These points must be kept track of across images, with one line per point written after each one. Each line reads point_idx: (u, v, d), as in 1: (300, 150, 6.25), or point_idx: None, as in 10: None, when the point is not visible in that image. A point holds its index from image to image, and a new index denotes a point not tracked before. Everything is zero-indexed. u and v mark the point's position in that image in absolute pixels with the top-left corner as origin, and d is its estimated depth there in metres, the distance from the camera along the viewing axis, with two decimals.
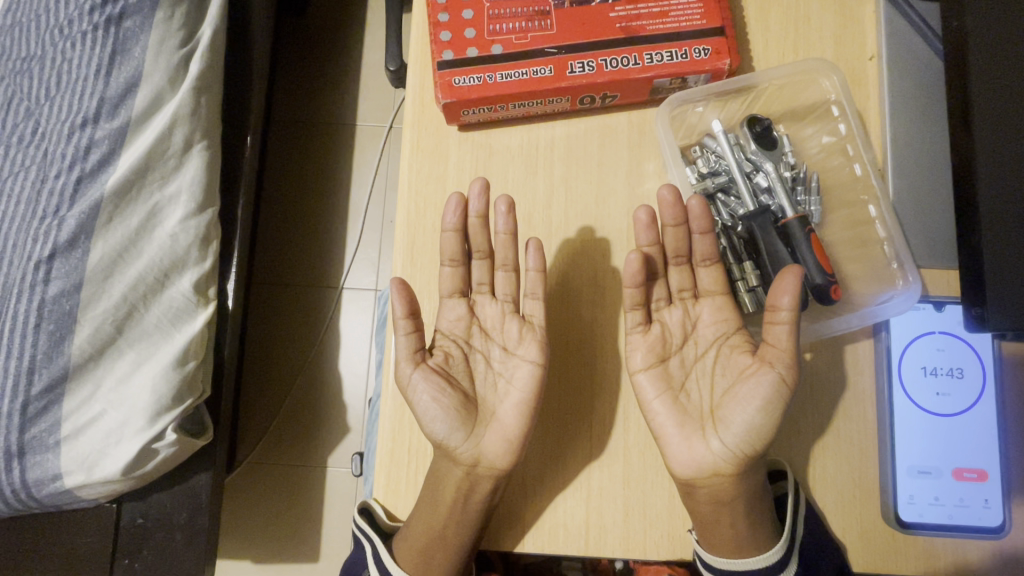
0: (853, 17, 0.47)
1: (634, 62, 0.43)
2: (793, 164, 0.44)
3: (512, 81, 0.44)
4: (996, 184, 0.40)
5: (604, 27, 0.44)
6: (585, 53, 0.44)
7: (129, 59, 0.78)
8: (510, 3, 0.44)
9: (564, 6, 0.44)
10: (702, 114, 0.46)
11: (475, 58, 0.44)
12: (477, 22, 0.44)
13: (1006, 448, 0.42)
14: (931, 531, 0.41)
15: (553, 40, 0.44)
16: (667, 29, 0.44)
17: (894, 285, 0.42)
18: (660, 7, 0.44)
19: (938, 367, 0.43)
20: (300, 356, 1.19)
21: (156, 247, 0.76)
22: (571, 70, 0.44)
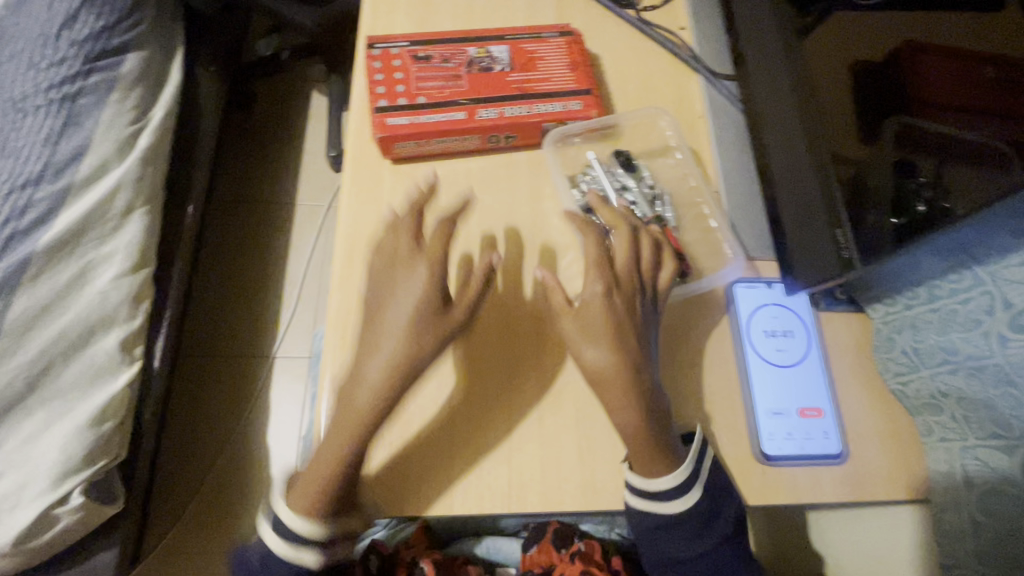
0: (684, 87, 0.65)
1: (527, 110, 0.57)
2: (651, 184, 0.59)
3: (434, 121, 0.56)
4: (787, 193, 0.57)
5: (503, 86, 0.58)
6: (489, 103, 0.57)
7: (79, 130, 0.87)
8: (432, 69, 0.59)
9: (473, 72, 0.59)
10: (578, 148, 0.61)
11: (405, 105, 0.56)
12: (406, 80, 0.58)
13: (832, 389, 0.53)
14: (790, 462, 0.50)
15: (464, 95, 0.58)
16: (549, 89, 0.59)
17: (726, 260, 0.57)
18: (545, 74, 0.60)
19: (775, 329, 0.55)
20: (225, 427, 1.14)
21: (84, 305, 0.82)
22: (480, 115, 0.57)
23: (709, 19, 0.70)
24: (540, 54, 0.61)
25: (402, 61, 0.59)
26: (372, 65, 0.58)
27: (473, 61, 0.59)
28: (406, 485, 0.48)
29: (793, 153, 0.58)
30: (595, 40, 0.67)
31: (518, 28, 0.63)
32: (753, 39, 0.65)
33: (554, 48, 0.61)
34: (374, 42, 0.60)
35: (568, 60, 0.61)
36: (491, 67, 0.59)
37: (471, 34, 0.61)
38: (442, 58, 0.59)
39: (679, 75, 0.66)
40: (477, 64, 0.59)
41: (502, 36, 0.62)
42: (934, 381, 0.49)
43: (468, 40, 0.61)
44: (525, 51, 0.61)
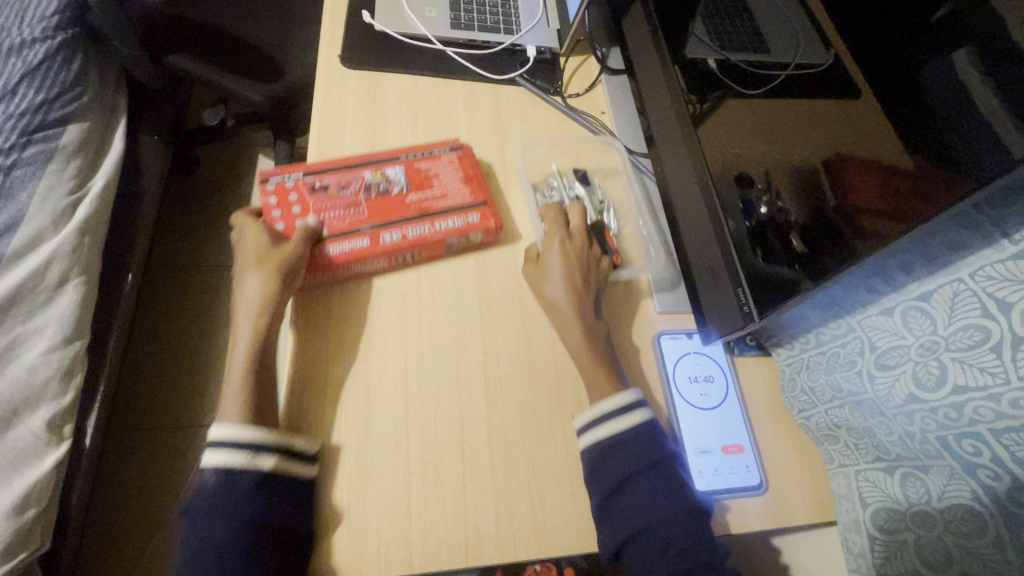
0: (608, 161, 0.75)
1: (429, 228, 0.61)
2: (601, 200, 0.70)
3: (338, 251, 0.58)
4: (698, 255, 0.67)
5: (403, 207, 0.61)
6: (392, 225, 0.60)
7: (13, 203, 0.85)
8: (328, 199, 0.60)
9: (371, 196, 0.62)
10: (546, 162, 0.73)
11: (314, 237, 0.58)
12: (306, 212, 0.59)
13: (750, 427, 0.60)
14: (719, 496, 0.56)
15: (366, 221, 0.60)
16: (449, 205, 0.63)
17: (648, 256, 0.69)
18: (441, 192, 0.63)
19: (698, 375, 0.62)
20: (160, 505, 1.07)
21: (9, 382, 0.78)
22: (384, 239, 0.59)
23: (624, 105, 0.81)
24: (435, 173, 0.65)
25: (297, 193, 0.60)
26: (266, 200, 0.59)
27: (369, 185, 0.62)
28: (367, 549, 0.49)
29: (700, 221, 0.68)
30: (529, 123, 0.76)
31: (411, 148, 0.67)
32: (660, 125, 0.76)
33: (446, 165, 0.66)
34: (264, 179, 0.60)
35: (461, 174, 0.65)
36: (388, 189, 0.62)
37: (365, 162, 0.64)
38: (339, 187, 0.61)
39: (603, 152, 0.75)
40: (374, 189, 0.62)
41: (395, 159, 0.65)
42: (828, 415, 0.56)
43: (362, 166, 0.64)
44: (420, 169, 0.65)
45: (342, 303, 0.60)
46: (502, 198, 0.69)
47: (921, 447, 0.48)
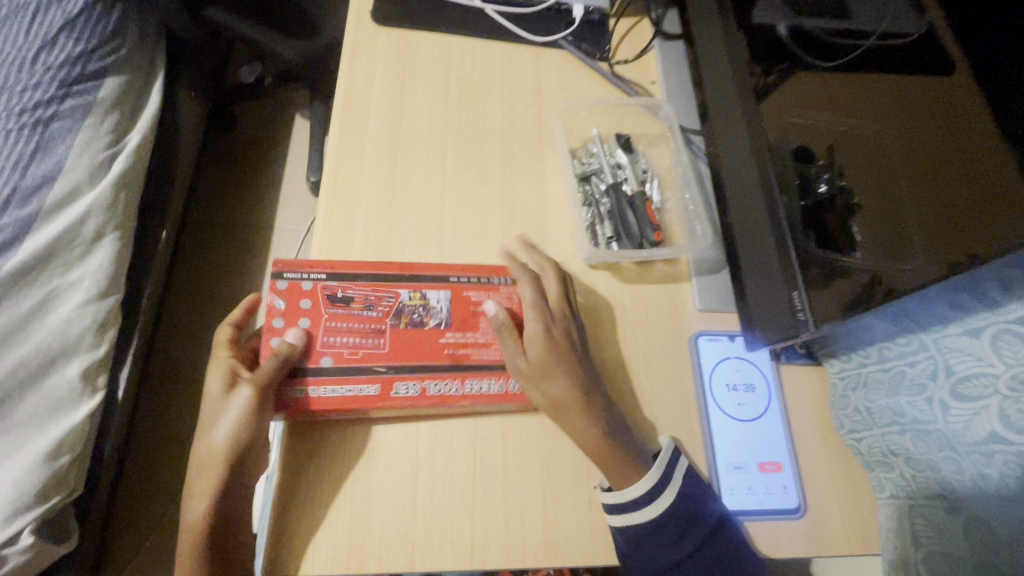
0: (653, 134, 0.67)
1: (456, 388, 0.51)
2: (644, 166, 0.63)
3: (336, 396, 0.49)
4: (750, 248, 0.60)
5: (434, 351, 0.51)
6: (414, 376, 0.50)
7: (52, 155, 0.86)
8: (348, 318, 0.51)
9: (398, 327, 0.52)
10: (586, 125, 0.67)
11: (320, 368, 0.49)
12: (312, 330, 0.50)
13: (791, 444, 0.54)
14: (750, 517, 0.51)
15: (384, 359, 0.50)
16: (486, 362, 0.52)
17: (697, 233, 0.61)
18: (484, 338, 0.53)
19: (737, 383, 0.56)
20: (189, 456, 1.11)
21: (47, 332, 0.81)
22: (395, 391, 0.49)
23: (678, 73, 0.73)
24: (486, 307, 0.54)
25: (313, 300, 0.51)
26: (274, 302, 0.50)
27: (402, 310, 0.52)
28: (368, 541, 0.47)
29: (751, 209, 0.61)
30: (570, 90, 0.69)
31: (469, 265, 0.56)
32: (718, 99, 0.68)
33: (503, 298, 0.55)
34: (281, 269, 0.51)
35: (514, 317, 0.54)
36: (422, 321, 0.52)
37: (408, 272, 0.54)
38: (364, 303, 0.52)
39: (644, 125, 0.67)
40: (408, 315, 0.52)
41: (442, 277, 0.55)
42: (884, 440, 0.50)
43: (400, 278, 0.53)
44: (466, 301, 0.54)
45: None
46: (534, 176, 0.64)
47: (998, 489, 0.42)
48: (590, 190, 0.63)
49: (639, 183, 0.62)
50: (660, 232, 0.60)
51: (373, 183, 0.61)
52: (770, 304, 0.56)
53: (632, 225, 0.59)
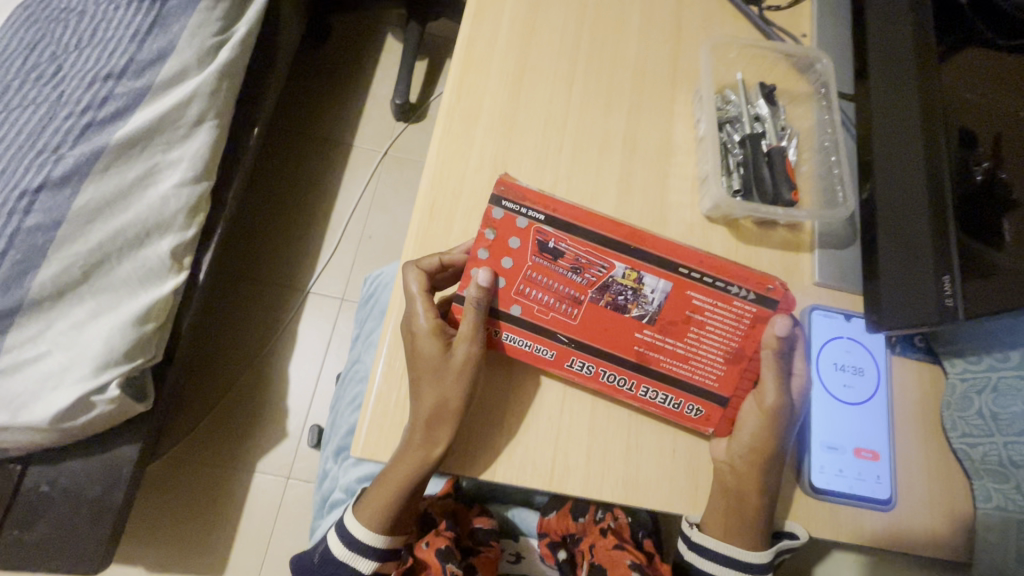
0: (798, 89, 0.61)
1: (631, 386, 0.48)
2: (784, 122, 0.59)
3: (516, 346, 0.49)
4: (890, 227, 0.55)
5: (624, 342, 0.49)
6: (588, 354, 0.49)
7: (166, 33, 0.87)
8: (553, 276, 0.49)
9: (598, 304, 0.49)
10: (730, 66, 0.61)
11: (512, 314, 0.49)
12: (512, 274, 0.48)
13: (893, 436, 0.51)
14: (837, 497, 0.49)
15: (569, 329, 0.49)
16: (674, 372, 0.49)
17: (838, 199, 0.56)
18: (686, 350, 0.49)
19: (846, 364, 0.53)
20: (252, 349, 1.16)
21: (145, 206, 0.85)
22: (570, 363, 0.49)
23: (834, 28, 0.66)
24: (702, 319, 0.49)
25: (524, 241, 0.48)
26: (484, 231, 0.48)
27: (610, 286, 0.49)
28: (458, 445, 0.48)
29: (901, 185, 0.56)
30: (714, 29, 0.63)
31: (710, 260, 0.49)
32: (882, 63, 0.61)
33: (725, 318, 0.48)
34: (505, 193, 0.48)
35: (727, 344, 0.48)
36: (627, 307, 0.49)
37: (635, 245, 0.49)
38: (573, 263, 0.49)
39: (792, 78, 0.61)
40: (613, 295, 0.49)
41: (671, 264, 0.49)
42: (1006, 448, 0.48)
43: (623, 251, 0.48)
44: (687, 304, 0.48)
45: (469, 188, 0.55)
46: (661, 116, 0.60)
47: None
48: (724, 135, 0.58)
49: (778, 137, 0.57)
50: (795, 192, 0.55)
51: (495, 95, 0.58)
52: (905, 288, 0.52)
53: (764, 181, 0.55)
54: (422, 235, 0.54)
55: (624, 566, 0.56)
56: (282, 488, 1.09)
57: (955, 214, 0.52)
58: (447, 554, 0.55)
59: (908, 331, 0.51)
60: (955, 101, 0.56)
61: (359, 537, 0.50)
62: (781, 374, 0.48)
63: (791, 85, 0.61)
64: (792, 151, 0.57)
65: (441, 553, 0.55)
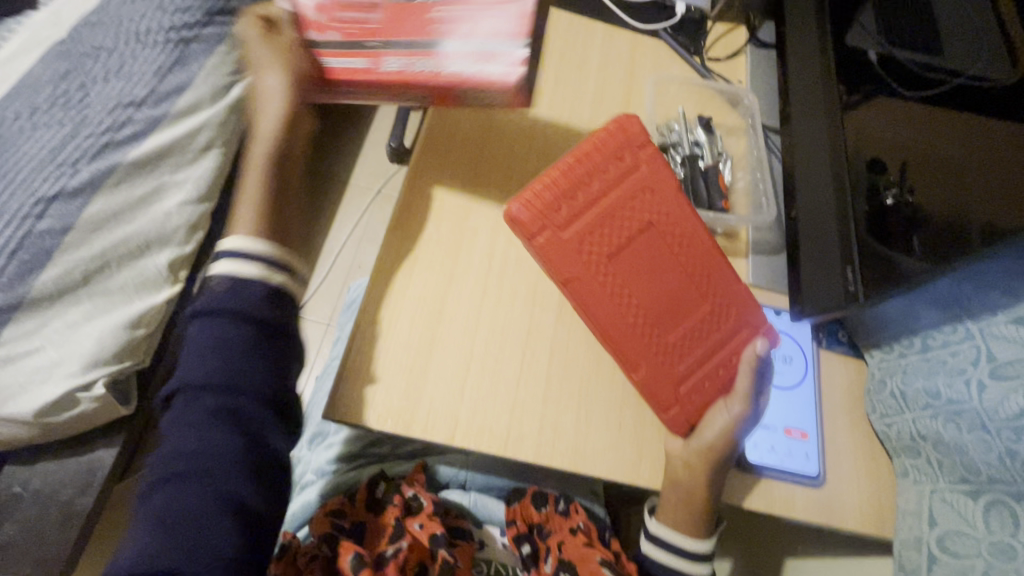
0: (733, 122, 0.71)
1: (423, 69, 0.58)
2: (720, 147, 0.68)
3: (338, 62, 0.60)
4: (809, 236, 0.63)
5: (421, 33, 0.60)
6: (395, 56, 0.60)
7: (186, 70, 0.98)
8: (371, 39, 0.60)
9: (396, 68, 0.59)
10: (673, 102, 0.71)
11: (336, 60, 0.60)
12: (342, 40, 0.61)
13: (820, 418, 0.57)
14: (769, 472, 0.54)
15: (379, 35, 0.61)
16: (463, 51, 0.58)
17: (765, 210, 0.65)
18: (480, 32, 0.59)
19: (776, 353, 0.59)
20: None
21: (149, 220, 0.92)
22: (379, 67, 0.59)
23: (764, 78, 0.77)
24: (481, 80, 0.58)
25: (346, 34, 0.61)
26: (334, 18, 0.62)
27: (418, 34, 0.60)
28: (418, 411, 0.52)
29: (818, 204, 0.65)
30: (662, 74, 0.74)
31: (500, 58, 0.58)
32: (804, 108, 0.73)
33: (502, 88, 0.58)
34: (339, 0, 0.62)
35: (510, 91, 0.58)
36: (422, 64, 0.59)
37: (442, 28, 0.60)
38: (391, 23, 0.61)
39: (728, 114, 0.71)
40: (426, 13, 0.61)
41: (469, 46, 0.59)
42: (914, 424, 0.52)
43: (429, 32, 0.60)
44: (697, 265, 0.53)
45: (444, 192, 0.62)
46: None
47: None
48: (667, 157, 0.67)
49: (712, 158, 0.66)
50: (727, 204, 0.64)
51: (470, 116, 0.66)
52: (822, 286, 0.59)
53: (700, 193, 0.63)
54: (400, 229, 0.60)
55: (594, 563, 0.58)
56: None
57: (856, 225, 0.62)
58: (440, 542, 0.58)
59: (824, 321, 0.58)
60: (860, 138, 0.66)
61: (231, 247, 0.50)
62: (753, 381, 0.52)
63: (725, 118, 0.71)
64: (726, 172, 0.66)
65: (434, 539, 0.59)
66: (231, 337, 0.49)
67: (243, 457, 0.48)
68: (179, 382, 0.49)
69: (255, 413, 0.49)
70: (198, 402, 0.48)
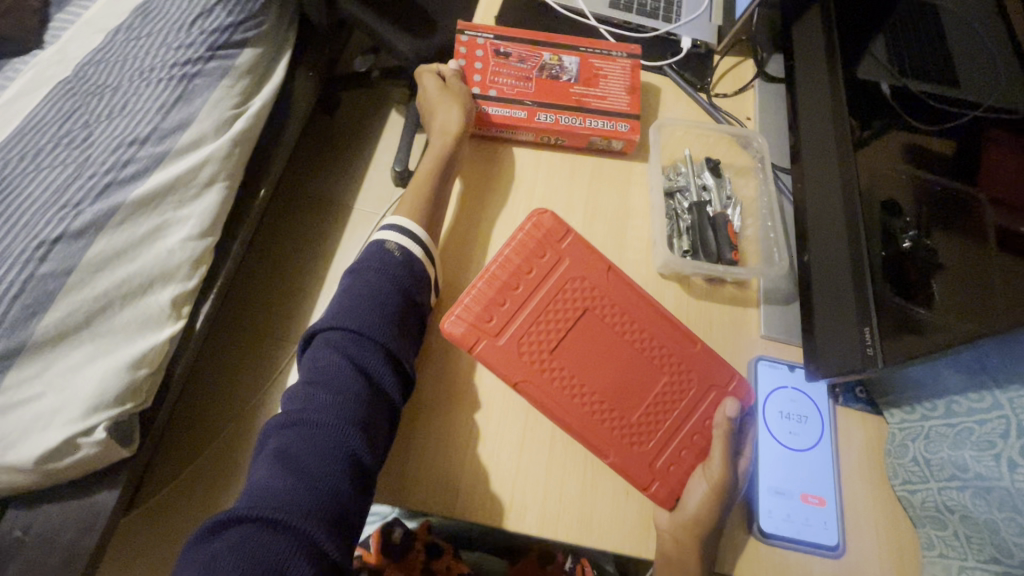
0: (742, 165, 0.69)
1: (566, 119, 0.66)
2: (730, 192, 0.66)
3: (496, 107, 0.66)
4: (823, 284, 0.61)
5: (560, 95, 0.67)
6: (546, 109, 0.66)
7: (189, 106, 0.98)
8: (507, 75, 0.68)
9: (540, 108, 0.66)
10: (680, 143, 0.69)
11: (478, 94, 0.67)
12: (483, 75, 0.68)
13: (838, 483, 0.54)
14: (785, 542, 0.51)
15: (529, 96, 0.67)
16: (601, 107, 0.67)
17: (776, 260, 0.62)
18: (603, 92, 0.67)
19: (791, 412, 0.56)
20: (240, 400, 1.17)
21: (152, 257, 0.91)
22: (539, 118, 0.66)
23: (775, 113, 0.75)
24: (602, 118, 0.66)
25: (482, 63, 0.69)
26: (466, 52, 0.69)
27: (544, 67, 0.68)
28: (422, 479, 0.52)
29: (832, 251, 0.62)
30: (668, 113, 0.73)
31: (611, 96, 0.67)
32: (814, 145, 0.69)
33: (620, 125, 0.66)
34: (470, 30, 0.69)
35: (630, 132, 0.66)
36: (574, 111, 0.66)
37: (565, 74, 0.68)
38: (519, 60, 0.68)
39: (736, 156, 0.69)
40: (547, 71, 0.68)
41: (584, 87, 0.67)
42: (940, 494, 0.49)
43: (558, 77, 0.68)
44: (633, 329, 0.56)
45: (452, 248, 0.63)
46: (619, 184, 0.67)
47: None
48: (674, 202, 0.65)
49: (721, 204, 0.64)
50: (736, 253, 0.62)
51: (469, 168, 0.67)
52: (839, 345, 0.56)
53: (707, 242, 0.61)
54: None
55: None
56: None
57: (875, 273, 0.58)
58: None
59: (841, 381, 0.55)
60: (875, 175, 0.63)
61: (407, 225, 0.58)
62: (727, 448, 0.52)
63: (734, 160, 0.69)
64: (735, 217, 0.64)
65: None
66: (383, 306, 0.53)
67: (378, 433, 0.49)
68: (327, 323, 0.53)
69: (390, 394, 0.51)
70: (338, 348, 0.51)
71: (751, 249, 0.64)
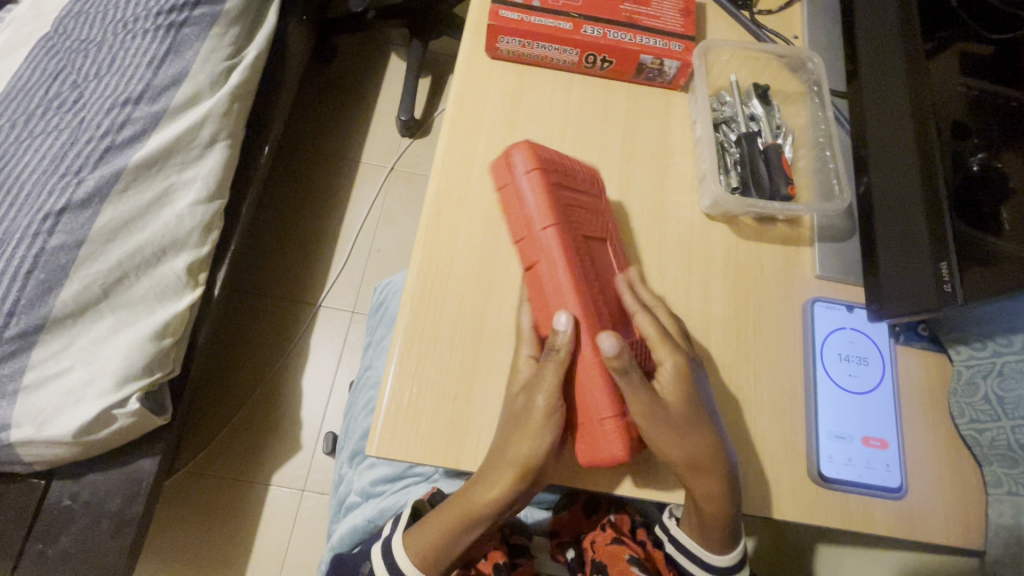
0: (793, 91, 0.63)
1: (617, 35, 0.59)
2: (780, 122, 0.61)
3: (540, 22, 0.59)
4: (890, 215, 0.56)
5: (611, 11, 0.61)
6: (594, 24, 0.60)
7: (180, 58, 0.91)
8: None
9: (590, 24, 0.60)
10: (724, 69, 0.63)
11: (518, 4, 0.60)
12: None
13: (900, 424, 0.52)
14: (846, 486, 0.50)
15: (576, 11, 0.60)
16: (654, 26, 0.61)
17: (833, 195, 0.58)
18: (655, 12, 0.61)
19: (851, 354, 0.54)
20: (265, 365, 1.17)
21: (162, 224, 0.86)
22: (586, 32, 0.59)
23: (826, 30, 0.68)
24: (656, 36, 0.60)
25: None
26: None
27: None
28: (467, 444, 0.50)
29: (899, 178, 0.57)
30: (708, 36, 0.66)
31: (668, 17, 0.61)
32: (871, 63, 0.62)
33: (674, 45, 0.60)
34: None
35: (686, 55, 0.60)
36: (625, 30, 0.60)
37: None
38: None
39: (784, 82, 0.63)
40: None
41: (637, 6, 0.61)
42: (1013, 433, 0.49)
43: None
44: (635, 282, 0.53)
45: (477, 192, 0.57)
46: (658, 120, 0.61)
47: None
48: (721, 134, 0.60)
49: (773, 136, 0.59)
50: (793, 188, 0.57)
51: (495, 101, 0.61)
52: (908, 285, 0.52)
53: (759, 176, 0.57)
54: (427, 239, 0.55)
55: (625, 562, 0.55)
56: (298, 501, 1.10)
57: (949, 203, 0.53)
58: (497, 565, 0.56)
59: (908, 320, 0.52)
60: (943, 93, 0.58)
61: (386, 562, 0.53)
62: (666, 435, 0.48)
63: (783, 86, 0.63)
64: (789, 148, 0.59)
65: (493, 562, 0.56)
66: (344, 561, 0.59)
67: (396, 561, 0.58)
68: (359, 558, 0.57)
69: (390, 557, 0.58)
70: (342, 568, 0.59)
71: (807, 185, 0.59)
